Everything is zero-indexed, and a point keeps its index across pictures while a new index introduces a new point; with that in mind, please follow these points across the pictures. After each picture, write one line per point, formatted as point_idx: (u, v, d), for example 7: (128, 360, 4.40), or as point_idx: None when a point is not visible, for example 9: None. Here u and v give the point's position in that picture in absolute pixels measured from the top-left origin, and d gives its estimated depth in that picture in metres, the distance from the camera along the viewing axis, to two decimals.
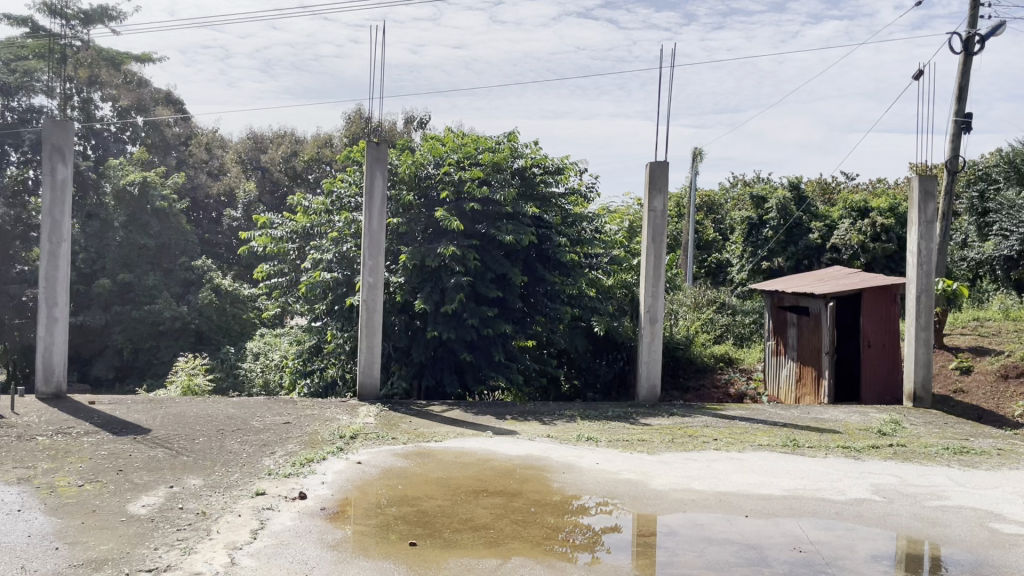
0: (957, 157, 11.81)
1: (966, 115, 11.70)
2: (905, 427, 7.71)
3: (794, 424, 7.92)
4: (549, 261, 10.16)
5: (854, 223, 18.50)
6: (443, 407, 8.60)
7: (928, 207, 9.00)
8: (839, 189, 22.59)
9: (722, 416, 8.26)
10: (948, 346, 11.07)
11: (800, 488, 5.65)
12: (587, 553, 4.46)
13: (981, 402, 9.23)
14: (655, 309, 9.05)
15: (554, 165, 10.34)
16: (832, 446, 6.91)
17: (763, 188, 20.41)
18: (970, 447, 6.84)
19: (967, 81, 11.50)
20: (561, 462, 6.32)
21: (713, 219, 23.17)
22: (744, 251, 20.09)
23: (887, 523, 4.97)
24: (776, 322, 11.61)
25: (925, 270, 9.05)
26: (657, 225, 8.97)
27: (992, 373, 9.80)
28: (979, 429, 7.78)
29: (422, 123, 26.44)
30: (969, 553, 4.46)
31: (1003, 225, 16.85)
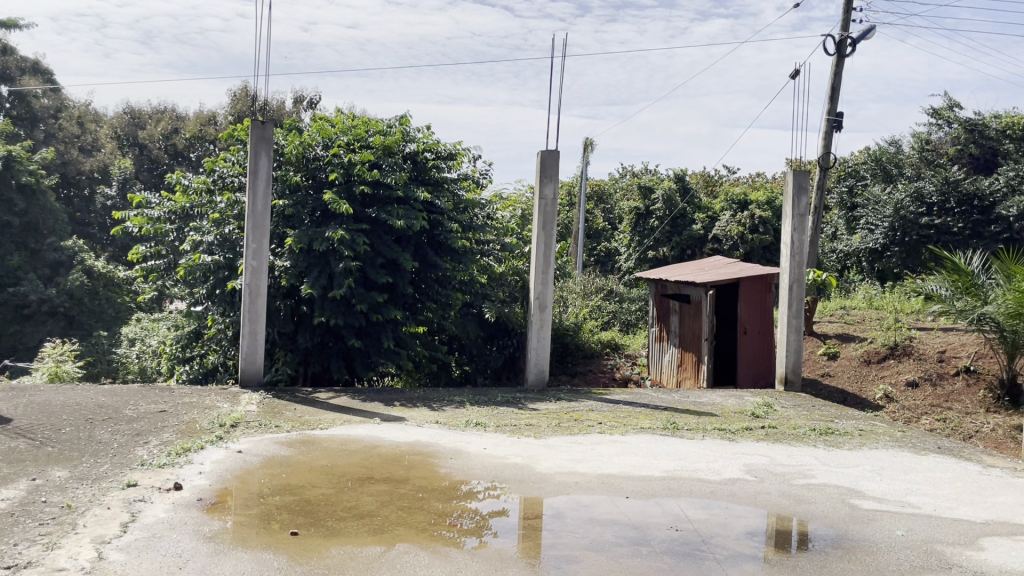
0: (828, 154, 12.45)
1: (837, 114, 12.33)
2: (776, 410, 8.11)
3: (674, 407, 8.21)
4: (440, 247, 10.06)
5: (734, 215, 19.34)
6: (329, 395, 8.43)
7: (800, 201, 9.43)
8: (720, 183, 23.56)
9: (607, 401, 8.46)
10: (817, 333, 11.72)
11: (677, 469, 5.86)
12: (474, 537, 4.49)
13: (846, 385, 9.85)
14: (544, 297, 9.15)
15: (446, 150, 10.26)
16: (709, 428, 7.19)
17: (650, 179, 20.91)
18: (834, 429, 7.26)
19: (839, 81, 12.12)
20: (448, 448, 6.32)
21: (601, 210, 23.69)
22: (631, 241, 20.58)
23: (758, 501, 5.22)
24: (660, 309, 11.97)
25: (797, 261, 9.50)
26: (548, 212, 9.01)
27: (855, 359, 10.45)
28: (843, 411, 8.27)
29: (312, 103, 25.87)
30: (830, 528, 4.75)
31: (869, 219, 17.90)
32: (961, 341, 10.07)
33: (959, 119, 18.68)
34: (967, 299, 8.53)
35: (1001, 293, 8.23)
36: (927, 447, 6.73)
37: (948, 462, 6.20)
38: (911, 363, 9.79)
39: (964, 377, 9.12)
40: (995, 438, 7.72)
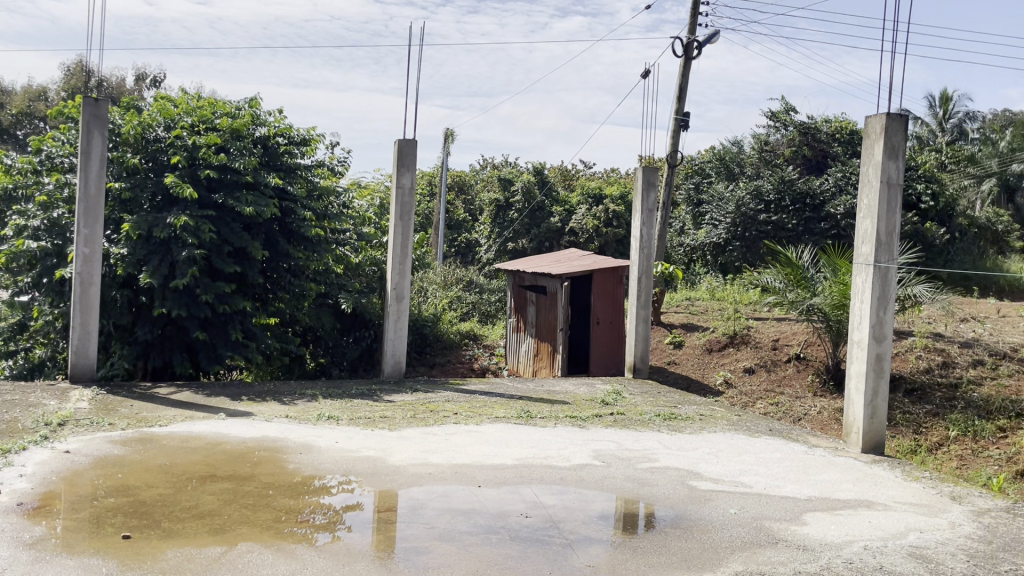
0: (676, 152, 12.99)
1: (684, 114, 12.87)
2: (625, 397, 8.41)
3: (529, 396, 8.35)
4: (292, 235, 9.74)
5: (590, 208, 19.89)
6: (171, 390, 8.01)
7: (649, 196, 9.78)
8: (577, 177, 24.16)
9: (463, 391, 8.50)
10: (664, 323, 12.24)
11: (529, 457, 5.96)
12: (326, 533, 4.39)
13: (690, 372, 10.35)
14: (401, 287, 9.06)
15: (300, 136, 9.96)
16: (561, 416, 7.37)
17: (509, 171, 21.12)
18: (678, 414, 7.62)
19: (686, 82, 12.65)
20: (297, 442, 6.15)
21: (462, 200, 23.76)
22: (491, 232, 20.74)
23: (605, 485, 5.40)
24: (517, 300, 12.15)
25: (646, 254, 9.87)
26: (405, 202, 8.91)
27: (699, 347, 10.99)
28: (686, 397, 8.68)
29: (156, 82, 24.44)
30: (672, 509, 4.96)
31: (713, 215, 18.87)
32: (792, 330, 10.81)
33: (794, 123, 19.80)
34: (798, 291, 9.14)
35: (828, 285, 8.87)
36: (760, 429, 7.18)
37: (778, 443, 6.63)
38: (749, 351, 10.41)
39: (794, 363, 9.81)
40: (820, 420, 8.34)
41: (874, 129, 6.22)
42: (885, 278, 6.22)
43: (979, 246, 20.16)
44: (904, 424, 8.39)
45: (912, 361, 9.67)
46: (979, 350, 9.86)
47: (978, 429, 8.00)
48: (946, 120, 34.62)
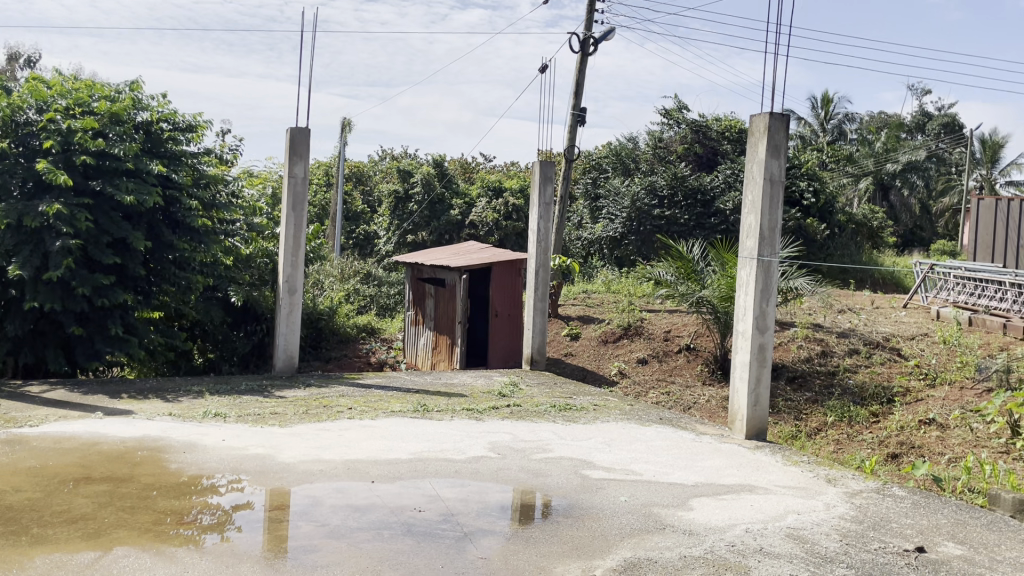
0: (573, 147, 13.15)
1: (581, 109, 13.04)
2: (522, 389, 8.47)
3: (425, 389, 8.30)
4: (177, 225, 9.35)
5: (490, 201, 19.95)
6: (44, 388, 7.55)
7: (546, 189, 9.85)
8: (477, 170, 24.18)
9: (359, 385, 8.38)
10: (561, 315, 12.39)
11: (424, 451, 5.92)
12: (214, 533, 4.24)
13: (586, 363, 10.52)
14: (293, 280, 8.82)
15: (185, 121, 9.55)
16: (457, 408, 7.36)
17: (409, 163, 20.91)
18: (572, 404, 7.73)
19: (583, 78, 12.82)
20: (182, 441, 5.90)
21: (360, 191, 23.39)
22: (390, 224, 20.50)
23: (499, 476, 5.41)
24: (415, 293, 12.06)
25: (543, 247, 9.94)
26: (297, 192, 8.67)
27: (595, 339, 11.18)
28: (582, 388, 8.82)
29: (30, 62, 23.00)
30: (565, 499, 5.03)
31: (610, 210, 19.23)
32: (683, 322, 11.15)
33: (686, 120, 20.34)
34: (688, 284, 9.41)
35: (717, 279, 9.18)
36: (651, 418, 7.37)
37: (668, 432, 6.81)
38: (642, 342, 10.67)
39: (685, 354, 10.11)
40: (709, 408, 8.63)
41: (758, 127, 6.44)
42: (767, 272, 6.47)
43: (856, 241, 21.29)
44: (785, 411, 8.78)
45: (794, 351, 10.13)
46: (855, 339, 10.42)
47: (853, 414, 8.45)
48: (828, 121, 36.21)
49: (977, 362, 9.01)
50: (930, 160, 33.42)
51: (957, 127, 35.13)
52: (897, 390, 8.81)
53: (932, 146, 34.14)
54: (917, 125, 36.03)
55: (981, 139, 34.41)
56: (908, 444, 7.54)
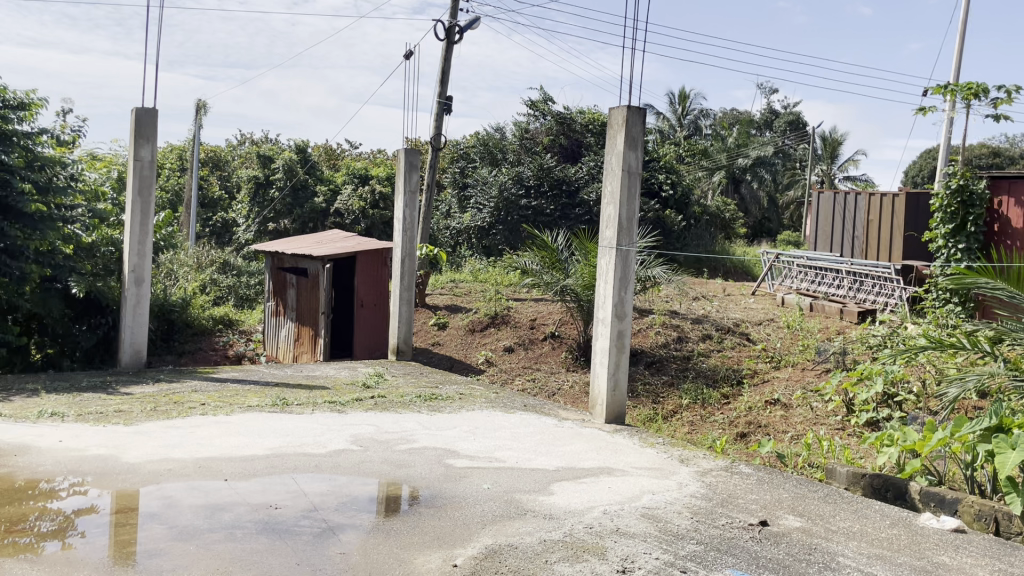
0: (439, 135, 13.08)
1: (447, 97, 12.98)
2: (386, 379, 8.38)
3: (286, 382, 8.05)
4: (9, 211, 8.64)
5: (355, 189, 19.59)
6: None
7: (412, 177, 9.73)
8: (342, 157, 23.68)
9: (214, 380, 8.03)
10: (428, 304, 12.33)
11: (283, 446, 5.73)
12: (55, 541, 3.95)
13: (453, 353, 10.51)
14: (141, 270, 8.34)
15: (17, 99, 8.80)
16: (319, 401, 7.18)
17: (270, 148, 20.18)
18: (438, 394, 7.71)
19: (448, 66, 12.76)
20: (13, 444, 5.45)
21: (217, 176, 22.39)
22: (250, 212, 19.74)
23: (361, 469, 5.32)
24: (276, 284, 11.67)
25: (408, 236, 9.83)
26: (144, 176, 8.18)
27: (461, 328, 11.20)
28: (447, 377, 8.81)
29: None
30: (428, 489, 5.00)
31: (478, 199, 19.30)
32: (548, 310, 11.35)
33: (552, 112, 20.61)
34: (553, 273, 9.58)
35: (580, 268, 9.36)
36: (515, 405, 7.45)
37: (531, 418, 6.91)
38: (508, 330, 10.79)
39: (550, 341, 10.29)
40: (572, 394, 8.82)
41: (617, 120, 6.61)
42: (625, 260, 6.67)
43: (710, 231, 22.33)
44: (644, 395, 9.10)
45: (652, 337, 10.52)
46: (708, 325, 10.92)
47: (706, 396, 8.86)
48: (685, 116, 37.64)
49: (817, 345, 9.66)
50: (777, 155, 35.51)
51: (801, 125, 37.47)
52: (745, 372, 9.32)
53: (779, 142, 36.28)
54: (766, 123, 38.17)
55: (822, 137, 36.87)
56: (755, 423, 7.99)
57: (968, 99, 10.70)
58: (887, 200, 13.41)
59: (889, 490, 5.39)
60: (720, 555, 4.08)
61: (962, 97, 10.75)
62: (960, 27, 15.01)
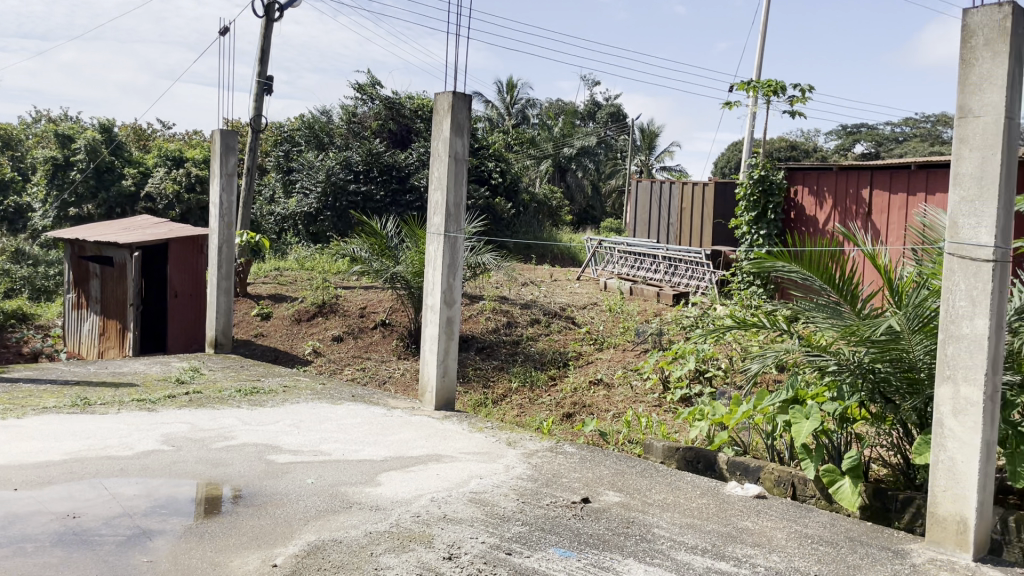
0: (260, 116, 12.50)
1: (267, 77, 12.42)
2: (202, 374, 7.93)
3: (88, 380, 7.43)
4: None
5: (168, 172, 18.44)
6: None
7: (228, 160, 9.23)
8: (153, 138, 22.20)
9: (3, 381, 7.26)
10: (250, 293, 11.79)
11: (83, 450, 5.27)
12: None
13: (277, 344, 10.11)
14: None
15: None
16: (126, 400, 6.67)
17: (69, 126, 18.55)
18: (259, 388, 7.38)
19: (268, 45, 12.21)
20: None
21: (8, 156, 20.33)
22: (46, 195, 18.11)
23: (172, 471, 4.99)
24: (77, 274, 10.74)
25: (226, 222, 9.31)
26: None
27: (286, 318, 10.80)
28: (270, 369, 8.47)
29: None
30: (247, 487, 4.77)
31: (303, 184, 18.75)
32: (377, 298, 11.19)
33: (380, 96, 20.21)
34: (382, 260, 9.43)
35: (409, 255, 9.26)
36: (342, 396, 7.27)
37: (358, 408, 6.77)
38: (336, 319, 10.53)
39: (380, 329, 10.15)
40: (403, 382, 8.74)
41: (442, 106, 6.57)
42: (453, 247, 6.67)
43: (538, 219, 22.86)
44: (475, 379, 9.17)
45: (482, 323, 10.61)
46: (536, 310, 11.17)
47: (534, 379, 9.06)
48: (512, 105, 38.20)
49: (637, 327, 10.13)
50: (600, 145, 36.87)
51: (621, 117, 39.12)
52: (571, 354, 9.62)
53: (601, 133, 37.70)
54: (589, 114, 39.52)
55: (641, 129, 38.67)
56: (580, 403, 8.25)
57: (768, 96, 11.55)
58: (699, 189, 14.26)
59: (700, 462, 5.74)
60: (544, 534, 4.17)
61: (763, 94, 11.57)
62: (761, 29, 16.17)
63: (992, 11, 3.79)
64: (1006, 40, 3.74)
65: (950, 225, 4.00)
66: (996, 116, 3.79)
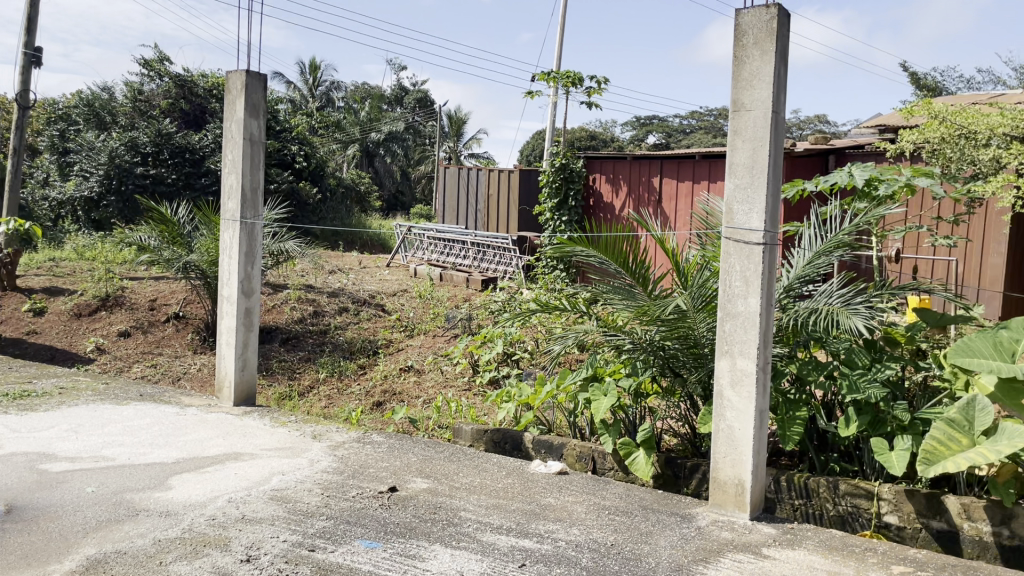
0: (27, 91, 11.28)
1: (35, 49, 11.24)
2: None
3: None
4: None
5: None
6: None
7: None
8: None
9: None
10: (20, 287, 10.65)
11: None
12: None
13: (54, 341, 9.20)
14: None
15: None
16: None
17: None
18: (31, 390, 6.68)
19: (34, 13, 11.02)
20: None
21: None
22: None
23: None
24: None
25: None
26: None
27: (65, 312, 9.85)
28: (45, 369, 7.70)
29: None
30: (14, 501, 4.29)
31: (82, 166, 17.09)
32: (170, 290, 10.50)
33: (170, 74, 18.94)
34: (174, 249, 8.81)
35: (204, 242, 8.74)
36: (130, 395, 6.73)
37: (148, 408, 6.31)
38: (123, 313, 9.76)
39: (173, 323, 9.52)
40: (199, 378, 8.26)
41: (234, 85, 6.22)
42: (250, 234, 6.35)
43: (345, 204, 22.38)
44: (279, 371, 8.83)
45: (286, 312, 10.23)
46: (344, 298, 10.93)
47: (342, 369, 8.86)
48: (316, 87, 37.02)
49: (446, 312, 10.19)
50: (407, 131, 36.67)
51: (428, 103, 39.17)
52: (381, 342, 9.50)
53: (409, 119, 37.52)
54: (396, 99, 39.25)
55: (449, 115, 38.90)
56: (390, 391, 8.17)
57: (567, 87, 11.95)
58: (504, 176, 14.55)
59: (507, 442, 5.86)
60: (349, 527, 4.08)
61: (563, 84, 11.96)
62: (560, 20, 16.69)
63: (760, 13, 4.10)
64: (772, 40, 4.06)
65: (726, 211, 4.31)
66: (764, 110, 4.11)
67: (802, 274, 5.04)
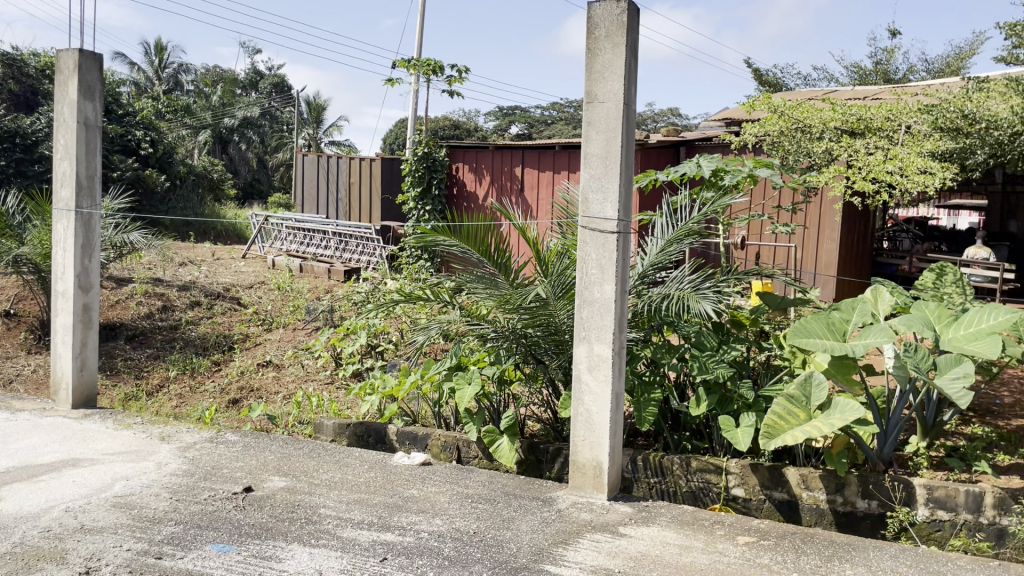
0: None
1: None
2: None
3: None
4: None
5: None
6: None
7: None
8: None
9: None
10: None
11: None
12: None
13: None
14: None
15: None
16: None
17: None
18: None
19: None
20: None
21: None
22: None
23: None
24: None
25: None
26: None
27: None
28: None
29: None
30: None
31: None
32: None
33: None
34: (2, 241, 8.11)
35: (37, 234, 8.10)
36: None
37: None
38: None
39: (3, 321, 8.79)
40: (34, 380, 7.67)
41: (66, 65, 5.77)
42: (87, 225, 5.93)
43: (197, 192, 21.34)
44: (125, 370, 8.32)
45: (132, 308, 9.64)
46: (196, 292, 10.42)
47: (195, 366, 8.46)
48: (162, 69, 35.09)
49: (306, 305, 9.92)
50: (264, 117, 35.40)
51: (285, 88, 38.00)
52: (237, 337, 9.13)
53: (266, 104, 36.24)
54: (251, 83, 37.82)
55: (307, 101, 37.87)
56: (247, 388, 7.88)
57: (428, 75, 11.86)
58: (366, 164, 14.30)
59: (370, 436, 5.77)
60: (200, 531, 3.90)
61: (423, 72, 11.86)
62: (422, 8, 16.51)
63: (610, 6, 4.20)
64: (622, 33, 4.17)
65: (582, 200, 4.39)
66: (616, 102, 4.21)
67: (655, 261, 5.24)
